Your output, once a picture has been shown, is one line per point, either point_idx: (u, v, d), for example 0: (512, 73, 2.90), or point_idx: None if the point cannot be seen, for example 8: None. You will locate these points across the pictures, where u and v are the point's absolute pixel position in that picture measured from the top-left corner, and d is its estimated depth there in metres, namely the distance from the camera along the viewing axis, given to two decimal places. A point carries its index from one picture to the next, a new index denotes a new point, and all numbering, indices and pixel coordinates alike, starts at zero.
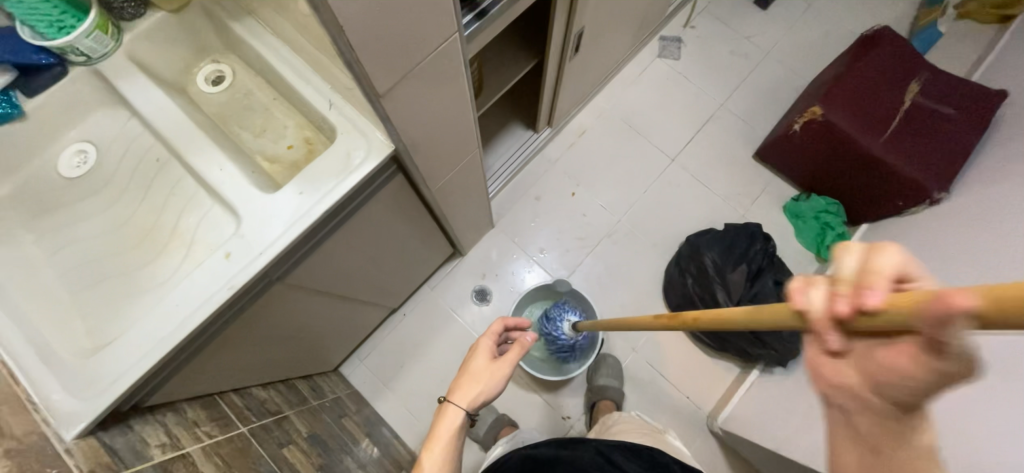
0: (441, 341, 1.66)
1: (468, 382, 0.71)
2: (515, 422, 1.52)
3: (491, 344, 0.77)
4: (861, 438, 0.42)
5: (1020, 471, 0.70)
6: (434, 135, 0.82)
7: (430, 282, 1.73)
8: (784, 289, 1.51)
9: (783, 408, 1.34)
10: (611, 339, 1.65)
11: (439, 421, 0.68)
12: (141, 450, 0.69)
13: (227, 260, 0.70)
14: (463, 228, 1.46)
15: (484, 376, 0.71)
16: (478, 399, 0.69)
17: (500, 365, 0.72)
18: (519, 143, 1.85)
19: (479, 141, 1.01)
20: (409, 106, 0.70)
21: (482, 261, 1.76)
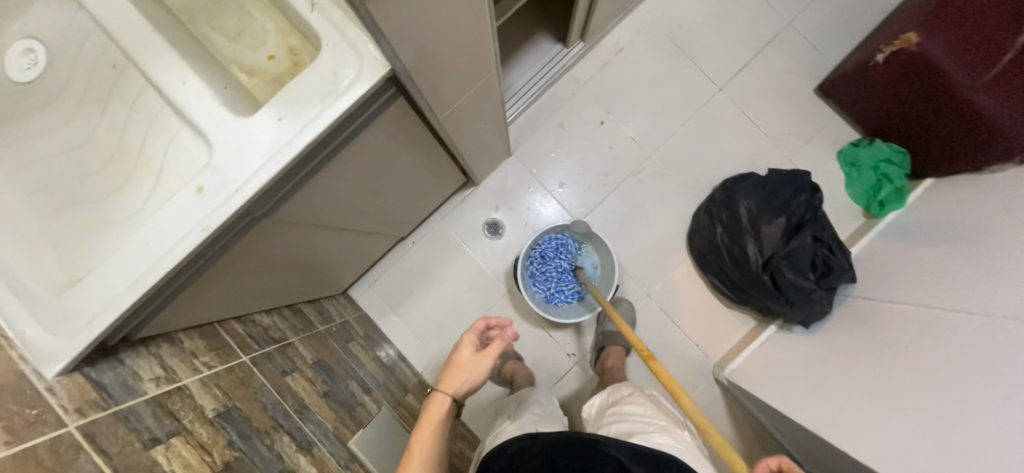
0: (450, 272, 1.63)
1: (453, 373, 0.82)
2: (521, 356, 1.53)
3: (473, 338, 0.88)
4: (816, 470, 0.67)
5: None
6: (441, 53, 0.67)
7: (441, 210, 1.65)
8: (823, 247, 1.38)
9: (797, 368, 1.31)
10: (626, 282, 1.60)
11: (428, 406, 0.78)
12: (133, 384, 0.67)
13: (200, 195, 0.62)
14: (477, 157, 1.34)
15: (467, 368, 0.83)
16: (463, 387, 0.81)
17: (483, 357, 0.84)
18: (544, 59, 1.62)
19: (498, 59, 0.84)
20: (404, 15, 0.54)
21: (497, 192, 1.65)
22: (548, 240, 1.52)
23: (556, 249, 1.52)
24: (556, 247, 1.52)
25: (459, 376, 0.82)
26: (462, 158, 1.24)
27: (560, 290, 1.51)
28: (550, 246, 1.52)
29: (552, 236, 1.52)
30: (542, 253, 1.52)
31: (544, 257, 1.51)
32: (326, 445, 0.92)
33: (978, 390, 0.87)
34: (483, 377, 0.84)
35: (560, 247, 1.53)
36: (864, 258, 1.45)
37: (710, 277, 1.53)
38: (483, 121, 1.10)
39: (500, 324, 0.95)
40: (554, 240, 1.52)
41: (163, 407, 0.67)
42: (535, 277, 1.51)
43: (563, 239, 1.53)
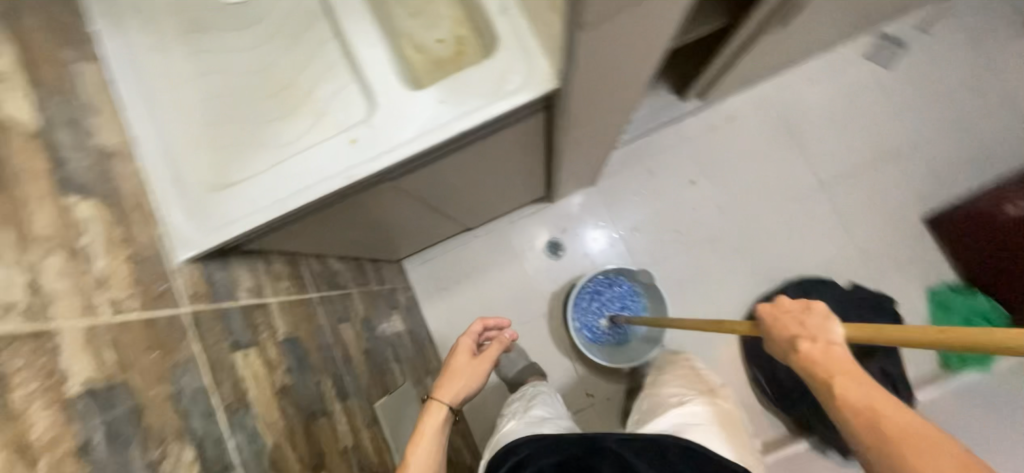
0: (501, 275, 1.66)
1: (450, 380, 0.82)
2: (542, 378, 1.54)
3: (468, 343, 0.90)
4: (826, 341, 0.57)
5: None
6: (602, 85, 0.70)
7: (511, 215, 1.68)
8: (887, 383, 1.29)
9: None
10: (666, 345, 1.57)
11: (427, 415, 0.75)
12: (234, 289, 0.73)
13: (352, 146, 0.67)
14: (567, 179, 1.37)
15: (466, 373, 0.84)
16: (462, 391, 0.81)
17: (480, 363, 0.87)
18: (654, 107, 1.66)
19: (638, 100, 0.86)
20: (598, 51, 0.58)
21: (568, 215, 1.67)
22: (587, 290, 1.54)
23: (599, 295, 1.55)
24: (598, 296, 1.55)
25: (453, 383, 0.81)
26: (555, 177, 1.28)
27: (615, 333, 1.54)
28: (590, 296, 1.55)
29: (591, 286, 1.55)
30: (586, 305, 1.55)
31: (590, 310, 1.54)
32: (357, 400, 0.96)
33: None
34: (479, 384, 0.85)
35: (601, 292, 1.55)
36: (926, 408, 1.36)
37: (755, 370, 1.46)
38: (592, 151, 1.13)
39: (498, 325, 1.01)
40: (593, 288, 1.55)
41: (251, 319, 0.73)
42: (588, 331, 1.54)
43: (603, 286, 1.55)
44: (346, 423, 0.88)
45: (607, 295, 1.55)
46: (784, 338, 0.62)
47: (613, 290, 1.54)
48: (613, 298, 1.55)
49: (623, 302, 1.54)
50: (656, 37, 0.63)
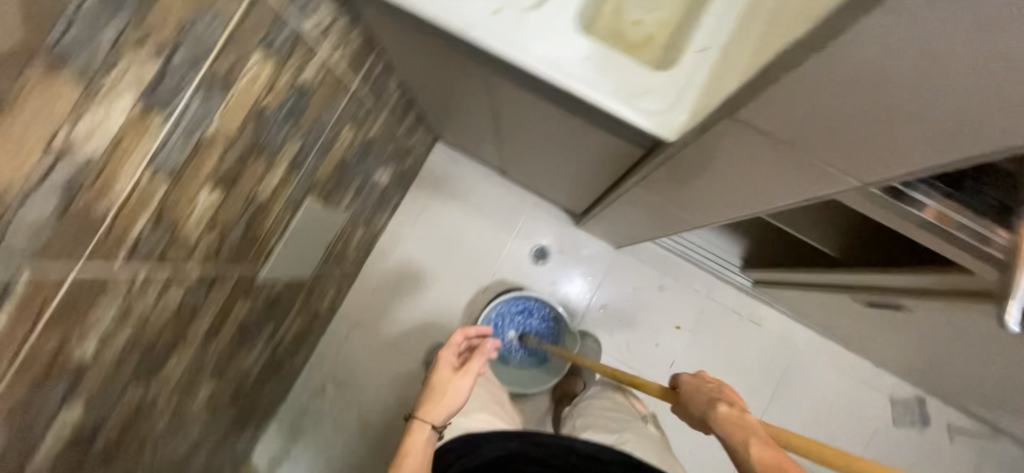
0: (488, 226, 1.69)
1: (431, 404, 0.96)
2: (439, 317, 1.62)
3: (450, 360, 1.04)
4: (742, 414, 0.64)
5: None
6: (723, 156, 0.69)
7: (541, 198, 1.69)
8: None
9: None
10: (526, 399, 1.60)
11: (412, 432, 0.92)
12: (306, 12, 0.78)
13: (494, 14, 0.74)
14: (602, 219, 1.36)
15: (444, 405, 0.96)
16: (444, 405, 0.96)
17: (461, 383, 1.00)
18: (720, 248, 1.58)
19: (715, 219, 0.88)
20: (778, 103, 0.56)
21: (576, 245, 1.67)
22: (513, 305, 1.55)
23: (524, 316, 1.55)
24: (520, 316, 1.55)
25: (436, 402, 0.97)
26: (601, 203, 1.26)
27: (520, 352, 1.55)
28: (512, 312, 1.55)
29: (519, 305, 1.55)
30: (506, 319, 1.55)
31: (508, 325, 1.55)
32: (301, 181, 0.99)
33: None
34: (466, 396, 0.99)
35: (526, 313, 1.55)
36: None
37: None
38: (644, 220, 1.11)
39: (480, 332, 1.12)
40: (520, 305, 1.55)
41: (293, 42, 0.77)
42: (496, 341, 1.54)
43: (529, 309, 1.55)
44: (273, 184, 0.91)
45: (528, 316, 1.55)
46: (702, 400, 0.71)
47: (537, 316, 1.55)
48: (534, 322, 1.55)
49: (540, 327, 1.54)
50: (812, 162, 0.60)
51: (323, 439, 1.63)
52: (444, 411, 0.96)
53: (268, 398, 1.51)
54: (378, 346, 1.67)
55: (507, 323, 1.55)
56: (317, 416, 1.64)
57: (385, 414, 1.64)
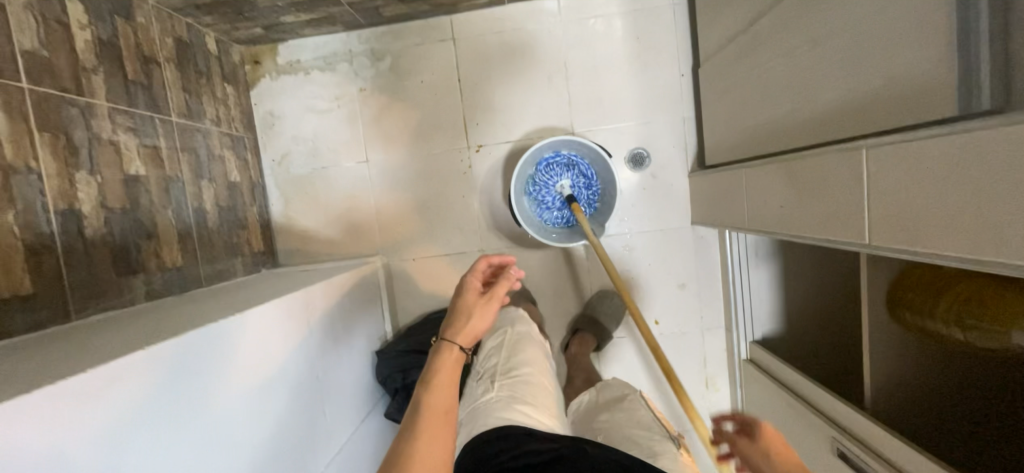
0: (633, 91, 1.48)
1: (456, 325, 0.94)
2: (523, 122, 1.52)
3: (476, 282, 1.01)
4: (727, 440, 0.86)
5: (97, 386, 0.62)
6: (1001, 181, 0.52)
7: (696, 119, 1.48)
8: None
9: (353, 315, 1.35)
10: (505, 237, 1.57)
11: (441, 355, 0.90)
12: None
13: None
14: (733, 180, 1.19)
15: (473, 313, 0.95)
16: (469, 332, 0.93)
17: (490, 303, 0.97)
18: (759, 311, 1.47)
19: (888, 244, 0.69)
20: None
21: (670, 183, 1.50)
22: (584, 164, 1.42)
23: (580, 181, 1.44)
24: (578, 178, 1.44)
25: (461, 327, 0.93)
26: (754, 162, 1.09)
27: (549, 204, 1.44)
28: (577, 169, 1.43)
29: (586, 170, 1.43)
30: (567, 169, 1.43)
31: (564, 174, 1.43)
32: None
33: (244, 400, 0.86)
34: (493, 319, 0.97)
35: (585, 181, 1.44)
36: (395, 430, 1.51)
37: None
38: (791, 206, 0.93)
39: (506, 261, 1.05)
40: (586, 169, 1.43)
41: None
42: (542, 176, 1.42)
43: (591, 181, 1.44)
44: None
45: (583, 183, 1.45)
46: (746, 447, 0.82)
47: (590, 192, 1.45)
48: (583, 194, 1.45)
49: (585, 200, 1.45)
50: None
51: (346, 91, 1.56)
52: (470, 333, 0.93)
53: (345, 10, 1.39)
54: (452, 76, 1.53)
55: (559, 170, 1.42)
56: (359, 71, 1.55)
57: (404, 127, 1.56)
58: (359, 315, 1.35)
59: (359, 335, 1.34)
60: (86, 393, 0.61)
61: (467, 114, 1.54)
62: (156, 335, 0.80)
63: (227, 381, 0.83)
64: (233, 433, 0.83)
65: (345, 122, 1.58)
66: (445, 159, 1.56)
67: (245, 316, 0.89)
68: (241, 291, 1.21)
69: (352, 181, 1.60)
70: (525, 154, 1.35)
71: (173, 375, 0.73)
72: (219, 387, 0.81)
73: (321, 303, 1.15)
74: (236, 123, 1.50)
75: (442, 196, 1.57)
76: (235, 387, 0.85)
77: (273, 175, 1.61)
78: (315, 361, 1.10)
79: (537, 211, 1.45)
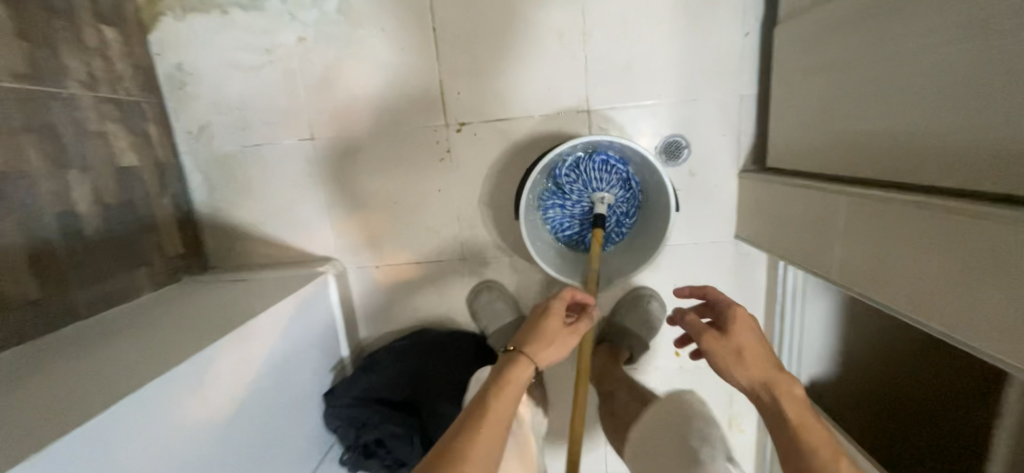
0: (676, 54, 1.07)
1: (539, 346, 0.84)
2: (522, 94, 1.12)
3: (557, 306, 0.89)
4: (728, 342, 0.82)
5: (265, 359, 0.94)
6: None
7: (758, 98, 1.08)
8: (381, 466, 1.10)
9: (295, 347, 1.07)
10: (492, 244, 1.23)
11: (515, 366, 0.81)
12: None
13: None
14: (830, 208, 0.85)
15: (555, 340, 0.85)
16: (546, 356, 0.84)
17: (569, 335, 0.87)
18: (810, 355, 1.16)
19: None
20: None
21: (712, 185, 1.13)
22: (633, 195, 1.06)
23: (620, 207, 1.07)
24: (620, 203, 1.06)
25: (540, 350, 0.84)
26: (871, 194, 0.74)
27: (565, 203, 1.06)
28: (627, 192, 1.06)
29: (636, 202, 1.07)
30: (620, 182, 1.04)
31: (610, 185, 1.04)
32: None
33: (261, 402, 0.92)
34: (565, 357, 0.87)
35: (624, 212, 1.07)
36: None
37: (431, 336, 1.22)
38: (932, 286, 0.65)
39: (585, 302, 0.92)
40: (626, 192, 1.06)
41: None
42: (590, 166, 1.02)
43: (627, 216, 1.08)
44: None
45: (620, 213, 1.08)
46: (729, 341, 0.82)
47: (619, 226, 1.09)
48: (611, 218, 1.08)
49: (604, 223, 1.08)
50: None
51: (280, 41, 1.14)
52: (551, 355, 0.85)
53: None
54: (426, 24, 1.11)
55: (602, 180, 1.04)
56: (296, 11, 1.12)
57: (358, 94, 1.16)
58: (296, 352, 1.04)
59: (298, 376, 1.05)
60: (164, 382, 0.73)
61: (446, 79, 1.14)
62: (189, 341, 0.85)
63: (190, 413, 0.76)
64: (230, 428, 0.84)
65: (281, 84, 1.16)
66: (416, 141, 1.18)
67: (178, 378, 0.74)
68: (126, 333, 0.90)
69: (295, 164, 1.22)
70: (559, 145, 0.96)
71: (112, 410, 0.64)
72: (172, 420, 0.72)
73: (222, 372, 0.83)
74: (126, 83, 1.09)
75: (411, 188, 1.21)
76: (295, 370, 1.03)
77: (191, 153, 1.22)
78: (228, 441, 0.83)
79: (547, 188, 1.06)
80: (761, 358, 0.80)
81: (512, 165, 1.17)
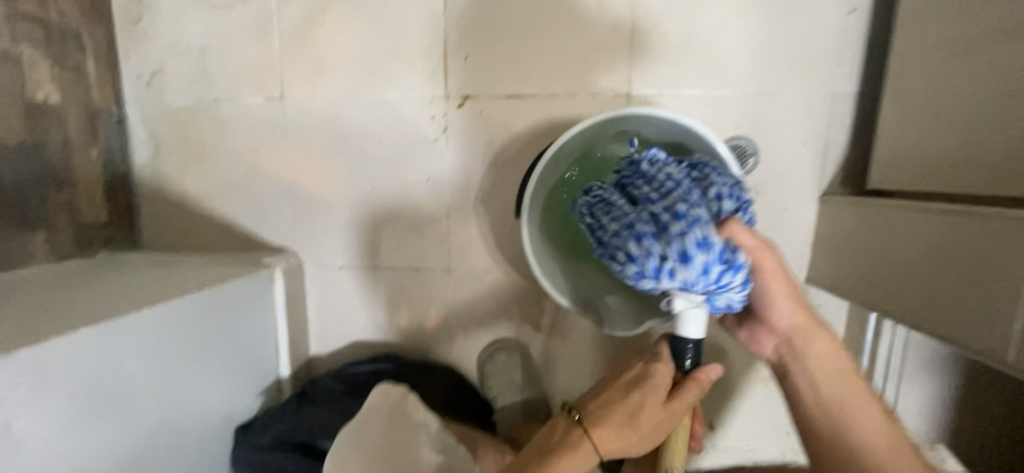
0: (751, 33, 0.82)
1: (624, 431, 0.61)
2: (544, 70, 0.89)
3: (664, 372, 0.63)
4: (802, 309, 0.63)
5: (201, 334, 0.78)
6: None
7: (857, 100, 0.81)
8: None
9: (218, 355, 0.82)
10: (487, 255, 0.97)
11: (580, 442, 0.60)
12: None
13: None
14: (949, 241, 0.58)
15: (645, 425, 0.61)
16: (628, 435, 0.61)
17: (662, 422, 0.62)
18: None
19: None
20: None
21: (784, 209, 0.85)
22: (713, 179, 0.57)
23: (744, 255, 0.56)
24: (712, 204, 0.56)
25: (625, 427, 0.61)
26: (912, 206, 0.65)
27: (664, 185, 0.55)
28: (711, 174, 0.58)
29: (728, 190, 0.57)
30: (667, 174, 0.56)
31: (664, 188, 0.55)
32: None
33: (168, 401, 0.73)
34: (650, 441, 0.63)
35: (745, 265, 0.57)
36: None
37: (397, 363, 0.97)
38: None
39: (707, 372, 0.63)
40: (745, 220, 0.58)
41: None
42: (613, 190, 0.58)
43: (739, 213, 0.58)
44: None
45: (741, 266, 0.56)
46: (799, 300, 0.63)
47: (745, 241, 0.57)
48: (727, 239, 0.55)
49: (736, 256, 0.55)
50: None
51: None
52: (622, 452, 0.62)
53: None
54: None
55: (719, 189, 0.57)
56: None
57: (342, 48, 0.94)
58: (205, 354, 0.79)
59: (208, 371, 0.80)
60: (73, 343, 0.61)
61: (451, 39, 0.91)
62: (103, 306, 0.71)
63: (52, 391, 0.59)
64: (116, 429, 0.66)
65: (251, 28, 0.95)
66: (406, 114, 0.94)
67: (81, 341, 0.62)
68: (42, 292, 0.77)
69: (256, 128, 0.99)
70: (554, 141, 0.70)
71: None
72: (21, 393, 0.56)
73: (57, 378, 0.60)
74: (60, 2, 0.89)
75: (392, 173, 0.97)
76: (224, 372, 0.84)
77: (137, 101, 1.00)
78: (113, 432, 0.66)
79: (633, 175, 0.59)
80: (795, 289, 0.63)
81: (521, 157, 0.92)
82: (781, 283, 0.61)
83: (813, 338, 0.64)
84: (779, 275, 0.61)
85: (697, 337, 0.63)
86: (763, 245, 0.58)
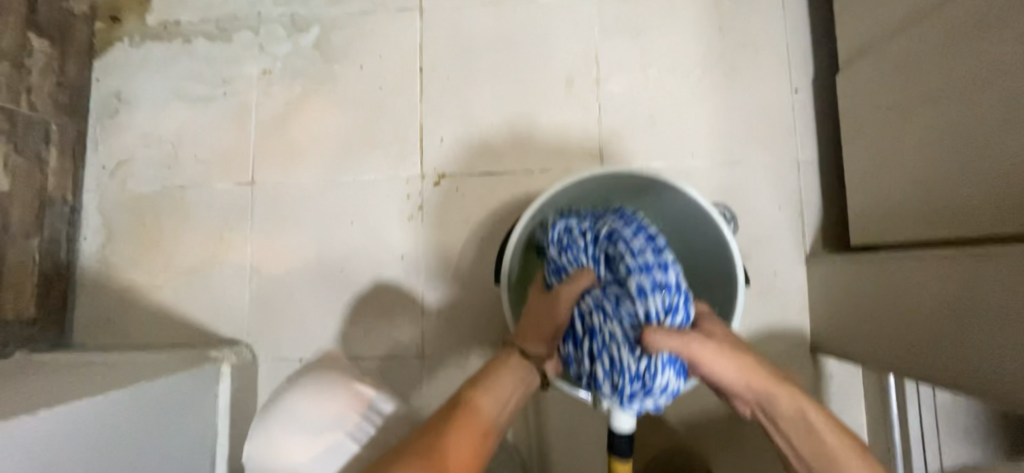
0: (709, 109, 0.87)
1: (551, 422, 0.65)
2: (518, 148, 0.91)
3: None
4: (755, 375, 0.53)
5: (130, 441, 0.64)
6: None
7: (819, 165, 0.85)
8: None
9: (145, 471, 0.66)
10: (465, 338, 0.88)
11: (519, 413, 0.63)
12: None
13: None
14: (969, 283, 0.54)
15: None
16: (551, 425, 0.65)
17: None
18: None
19: None
20: None
21: (771, 272, 0.83)
22: (633, 271, 0.52)
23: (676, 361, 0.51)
24: (636, 303, 0.51)
25: None
26: (913, 256, 0.62)
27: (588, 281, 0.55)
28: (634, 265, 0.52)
29: (654, 279, 0.51)
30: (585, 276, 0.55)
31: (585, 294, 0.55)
32: None
33: None
34: None
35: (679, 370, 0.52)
36: None
37: None
38: None
39: None
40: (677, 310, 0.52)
41: None
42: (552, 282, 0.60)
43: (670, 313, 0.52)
44: None
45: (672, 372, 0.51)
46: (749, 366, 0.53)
47: (668, 345, 0.49)
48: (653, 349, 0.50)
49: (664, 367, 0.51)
50: None
51: (240, 74, 0.97)
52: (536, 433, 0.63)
53: None
54: (413, 62, 0.95)
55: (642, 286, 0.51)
56: (267, 42, 0.98)
57: (319, 133, 0.95)
58: (130, 469, 0.63)
59: None
60: None
61: (427, 123, 0.94)
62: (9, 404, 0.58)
63: None
64: None
65: (230, 118, 0.96)
66: (380, 193, 0.93)
67: None
68: None
69: (221, 214, 0.95)
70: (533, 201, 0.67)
71: None
72: None
73: None
74: (36, 94, 0.89)
75: (363, 255, 0.92)
76: None
77: (97, 190, 0.97)
78: None
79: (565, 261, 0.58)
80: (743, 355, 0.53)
81: (499, 231, 0.90)
82: (721, 354, 0.52)
83: (781, 401, 0.53)
84: (716, 345, 0.52)
85: (626, 432, 0.56)
86: (686, 339, 0.50)
